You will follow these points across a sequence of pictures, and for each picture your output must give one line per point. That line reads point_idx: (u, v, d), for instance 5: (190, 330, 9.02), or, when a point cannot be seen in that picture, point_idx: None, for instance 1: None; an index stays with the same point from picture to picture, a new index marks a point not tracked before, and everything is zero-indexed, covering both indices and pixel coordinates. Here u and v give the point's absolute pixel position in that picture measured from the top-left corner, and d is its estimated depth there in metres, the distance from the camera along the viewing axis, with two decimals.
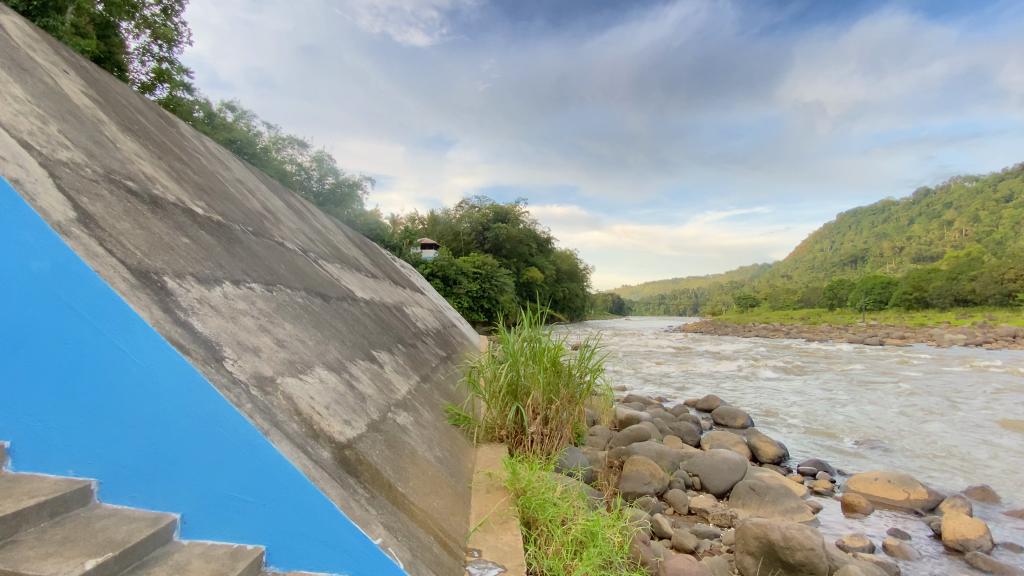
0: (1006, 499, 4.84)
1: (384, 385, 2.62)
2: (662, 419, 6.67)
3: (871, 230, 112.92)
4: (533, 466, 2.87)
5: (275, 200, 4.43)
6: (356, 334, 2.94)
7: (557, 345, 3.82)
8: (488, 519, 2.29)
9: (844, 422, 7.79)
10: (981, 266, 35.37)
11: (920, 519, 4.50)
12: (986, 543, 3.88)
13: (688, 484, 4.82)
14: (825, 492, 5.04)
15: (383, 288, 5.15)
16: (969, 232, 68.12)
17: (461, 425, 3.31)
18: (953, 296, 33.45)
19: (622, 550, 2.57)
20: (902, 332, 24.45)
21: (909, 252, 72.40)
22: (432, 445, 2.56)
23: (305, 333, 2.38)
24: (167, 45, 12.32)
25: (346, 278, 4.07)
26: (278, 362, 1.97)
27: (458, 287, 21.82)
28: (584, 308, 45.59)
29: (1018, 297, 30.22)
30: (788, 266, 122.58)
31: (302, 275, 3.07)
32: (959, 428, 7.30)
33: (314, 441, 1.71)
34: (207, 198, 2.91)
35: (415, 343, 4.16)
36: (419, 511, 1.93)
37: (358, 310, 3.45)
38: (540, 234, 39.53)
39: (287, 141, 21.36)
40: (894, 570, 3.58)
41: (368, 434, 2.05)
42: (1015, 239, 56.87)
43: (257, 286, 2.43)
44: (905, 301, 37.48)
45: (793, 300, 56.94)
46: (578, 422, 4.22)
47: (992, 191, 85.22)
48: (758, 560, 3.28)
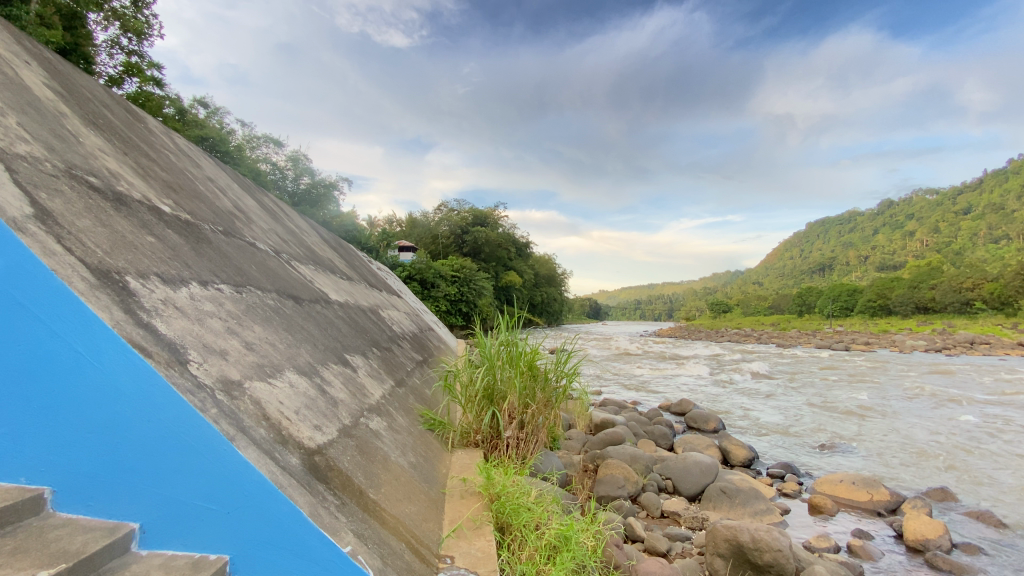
0: (962, 499, 5.06)
1: (357, 389, 2.58)
2: (637, 424, 6.73)
3: (839, 240, 116.92)
4: (508, 471, 2.86)
5: (247, 199, 4.33)
6: (329, 338, 2.88)
7: (533, 349, 3.82)
8: (461, 525, 2.26)
9: (812, 425, 7.99)
10: (940, 275, 36.86)
11: (883, 519, 4.65)
12: (944, 543, 4.02)
13: (661, 488, 4.87)
14: (793, 494, 5.16)
15: (359, 291, 5.10)
16: (930, 243, 70.93)
17: (436, 430, 3.27)
18: (914, 304, 34.78)
19: (596, 555, 2.57)
20: (867, 337, 25.33)
21: (873, 261, 75.13)
22: (405, 450, 2.52)
23: (275, 336, 2.32)
24: (137, 38, 11.96)
25: (320, 280, 4.00)
26: (246, 365, 1.91)
27: (436, 290, 21.71)
28: (561, 313, 45.83)
29: (975, 305, 31.43)
30: (759, 273, 125.83)
31: (274, 276, 3.01)
32: (920, 431, 7.57)
33: (282, 447, 1.67)
34: (175, 196, 2.82)
35: (390, 346, 4.11)
36: (391, 518, 1.90)
37: (332, 313, 3.38)
38: (518, 239, 39.64)
39: (261, 140, 20.91)
40: (857, 570, 3.68)
41: (339, 439, 2.01)
42: (971, 250, 59.42)
43: (226, 287, 2.36)
44: (869, 308, 38.85)
45: (764, 307, 58.36)
46: (553, 427, 4.21)
47: (951, 203, 89.03)
48: (728, 561, 3.34)
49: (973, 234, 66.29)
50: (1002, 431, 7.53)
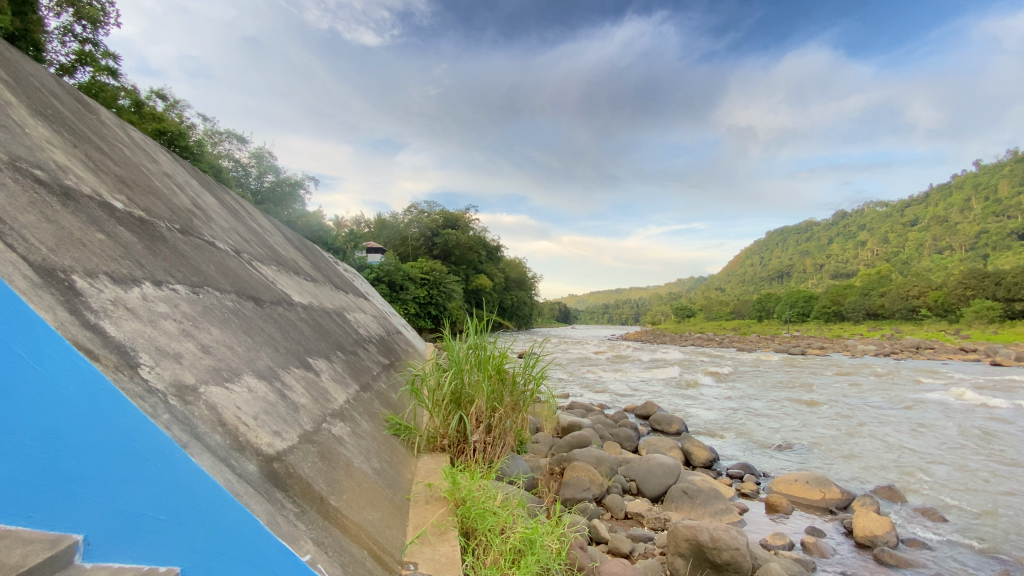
0: (906, 496, 5.33)
1: (320, 394, 2.53)
2: (603, 426, 6.82)
3: (797, 248, 121.77)
4: (474, 475, 2.84)
5: (206, 196, 4.18)
6: (290, 341, 2.81)
7: (501, 353, 3.83)
8: (425, 531, 2.23)
9: (770, 426, 8.28)
10: (889, 283, 38.86)
11: (834, 517, 4.85)
12: (891, 539, 4.22)
13: (625, 489, 4.95)
14: (751, 493, 5.34)
15: (324, 293, 5.00)
16: (880, 253, 74.67)
17: (402, 435, 3.20)
18: (866, 310, 36.54)
19: (560, 557, 2.59)
20: (822, 342, 26.45)
21: (828, 270, 78.63)
22: (369, 456, 2.47)
23: (234, 338, 2.25)
24: (92, 26, 11.39)
25: (283, 282, 3.89)
26: (201, 369, 1.84)
27: (405, 293, 21.50)
28: (531, 316, 46.08)
29: (921, 312, 33.23)
30: (722, 279, 129.77)
31: (233, 277, 2.90)
32: (869, 431, 7.95)
33: (238, 454, 1.62)
34: (128, 192, 2.70)
35: (356, 350, 4.04)
36: (353, 525, 1.86)
37: (295, 315, 3.30)
38: (489, 242, 39.66)
39: (224, 135, 20.23)
40: (810, 566, 3.83)
41: (300, 445, 1.95)
42: (918, 260, 62.91)
43: (181, 287, 2.27)
44: (824, 314, 40.65)
45: (726, 311, 60.24)
46: (520, 430, 4.22)
47: (900, 215, 94.06)
48: (688, 561, 3.42)
49: (918, 245, 70.34)
50: (943, 431, 7.98)
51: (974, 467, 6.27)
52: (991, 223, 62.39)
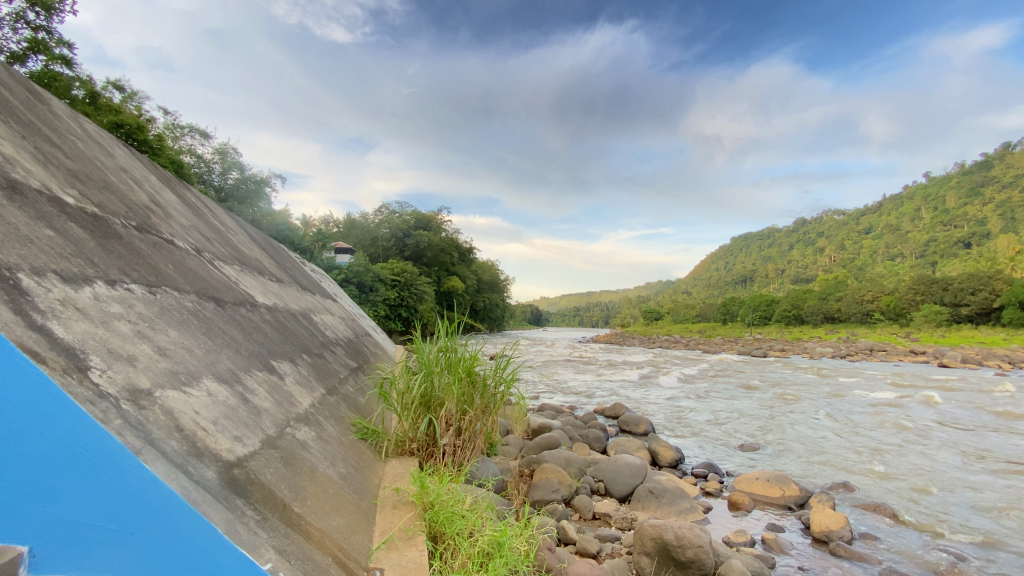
0: (859, 492, 5.58)
1: (284, 398, 2.46)
2: (572, 427, 6.87)
3: (760, 253, 125.91)
4: (443, 478, 2.82)
5: (165, 192, 4.01)
6: (254, 343, 2.73)
7: (472, 355, 3.82)
8: (393, 536, 2.20)
9: (733, 426, 8.51)
10: (845, 288, 40.64)
11: (793, 513, 5.02)
12: (845, 533, 4.41)
13: (594, 490, 5.00)
14: (714, 492, 5.49)
15: (289, 294, 4.87)
16: (837, 260, 77.93)
17: (369, 439, 3.14)
18: (824, 314, 38.16)
19: (529, 559, 2.60)
20: (782, 344, 27.43)
21: (789, 275, 81.62)
22: (335, 461, 2.42)
23: (193, 341, 2.17)
24: (45, 13, 10.84)
25: (246, 282, 3.77)
26: (157, 373, 1.77)
27: (374, 295, 21.19)
28: (503, 318, 46.11)
29: (874, 316, 34.88)
30: (689, 283, 132.92)
31: (193, 277, 2.80)
32: (826, 430, 8.28)
33: (196, 460, 1.57)
34: (81, 186, 2.57)
35: (322, 352, 3.95)
36: (317, 532, 1.82)
37: (258, 317, 3.20)
38: (461, 243, 39.53)
39: (185, 130, 19.48)
40: (770, 562, 3.95)
41: (262, 451, 1.90)
42: (872, 267, 66.02)
43: (137, 287, 2.18)
44: (785, 317, 42.30)
45: (692, 314, 61.75)
46: (490, 433, 4.21)
47: (855, 224, 98.52)
48: (654, 560, 3.48)
49: (872, 252, 73.86)
50: (893, 429, 8.39)
51: (920, 463, 6.63)
52: (939, 232, 66.05)
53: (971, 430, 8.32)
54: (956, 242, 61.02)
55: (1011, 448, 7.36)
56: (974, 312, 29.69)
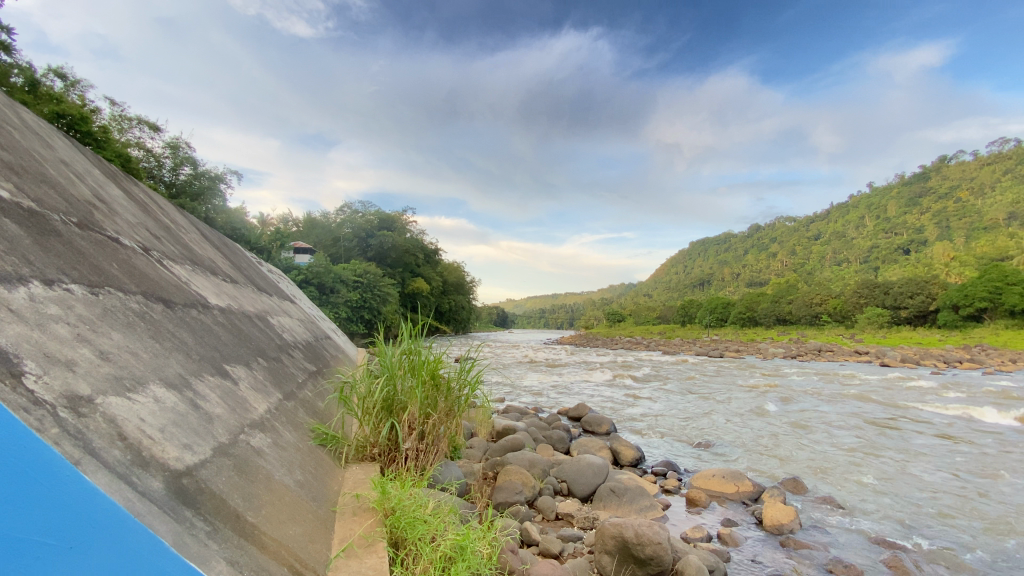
0: (807, 486, 5.86)
1: (237, 403, 2.36)
2: (536, 429, 6.91)
3: (717, 258, 130.45)
4: (405, 483, 2.78)
5: (110, 187, 3.79)
6: (205, 347, 2.61)
7: (436, 358, 3.79)
8: (352, 544, 2.15)
9: (692, 424, 8.78)
10: (795, 291, 42.68)
11: (746, 508, 5.23)
12: (794, 526, 4.61)
13: (557, 491, 5.05)
14: (673, 489, 5.64)
15: (245, 295, 4.69)
16: (789, 265, 81.67)
17: (329, 444, 3.05)
18: (776, 316, 39.98)
19: (491, 562, 2.60)
20: (737, 345, 28.50)
21: (744, 279, 84.91)
22: (292, 468, 2.35)
23: (139, 344, 2.06)
24: None
25: (198, 282, 3.61)
26: (99, 378, 1.67)
27: (336, 296, 20.73)
28: (468, 320, 45.90)
29: (822, 318, 36.78)
30: (650, 286, 136.04)
31: (139, 277, 2.65)
32: (778, 427, 8.65)
33: (141, 470, 1.49)
34: (16, 178, 2.40)
35: (279, 356, 3.81)
36: (271, 542, 1.76)
37: (210, 319, 3.06)
38: (426, 245, 39.18)
39: (134, 122, 18.45)
40: (725, 556, 4.09)
41: (213, 459, 1.82)
42: (820, 271, 69.54)
43: (77, 287, 2.04)
44: (740, 319, 44.06)
45: (653, 316, 63.41)
46: (454, 436, 4.18)
47: (805, 231, 103.62)
48: (614, 558, 3.54)
49: (820, 258, 77.92)
50: (840, 425, 8.84)
51: (862, 457, 7.02)
52: (880, 240, 70.25)
53: (909, 425, 8.88)
54: (897, 249, 66.03)
55: (943, 440, 7.90)
56: (913, 315, 31.72)
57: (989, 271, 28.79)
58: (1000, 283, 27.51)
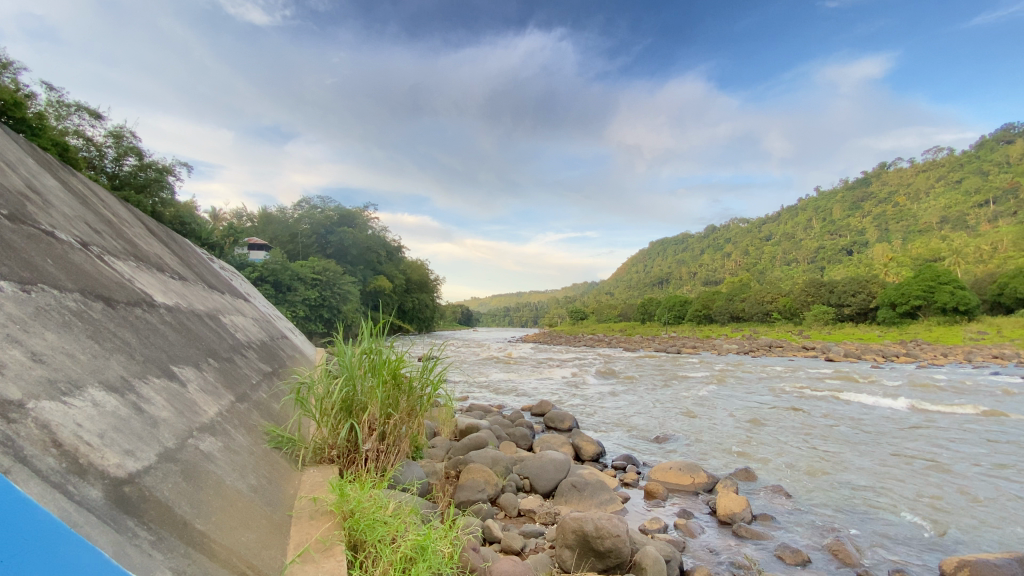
0: (758, 476, 6.12)
1: (185, 406, 2.26)
2: (499, 426, 6.92)
3: (676, 257, 134.29)
4: (365, 485, 2.74)
5: (45, 177, 3.53)
6: (151, 348, 2.48)
7: (397, 357, 3.74)
8: (309, 548, 2.10)
9: (651, 419, 9.02)
10: (748, 289, 44.55)
11: (701, 499, 5.42)
12: (746, 515, 4.81)
13: (519, 487, 5.08)
14: (632, 483, 5.78)
15: (194, 293, 4.47)
16: (742, 265, 85.07)
17: (284, 447, 2.95)
18: (730, 313, 41.64)
19: (452, 561, 2.59)
20: (693, 342, 29.46)
21: (701, 278, 87.80)
22: (244, 472, 2.26)
23: (76, 345, 1.93)
24: None
25: (143, 280, 3.42)
26: (30, 381, 1.56)
27: (293, 294, 20.12)
28: (432, 319, 45.46)
29: (772, 316, 38.59)
30: (611, 285, 138.64)
31: (77, 274, 2.49)
32: (732, 420, 9.00)
33: (78, 479, 1.41)
34: None
35: (231, 357, 3.65)
36: (222, 549, 1.69)
37: (156, 318, 2.91)
38: (388, 242, 38.53)
39: (72, 109, 17.22)
40: (680, 545, 4.24)
41: (158, 465, 1.74)
42: (771, 271, 72.82)
43: (6, 285, 1.90)
44: (696, 316, 45.63)
45: (614, 314, 64.82)
46: (416, 435, 4.14)
47: (757, 233, 108.24)
48: (575, 551, 3.60)
49: (770, 257, 81.58)
50: (788, 417, 9.28)
51: (808, 447, 7.40)
52: (826, 242, 74.14)
53: (851, 417, 9.41)
54: (840, 250, 70.07)
55: (881, 430, 8.44)
56: (855, 312, 33.68)
57: (923, 271, 30.89)
58: (933, 282, 29.56)
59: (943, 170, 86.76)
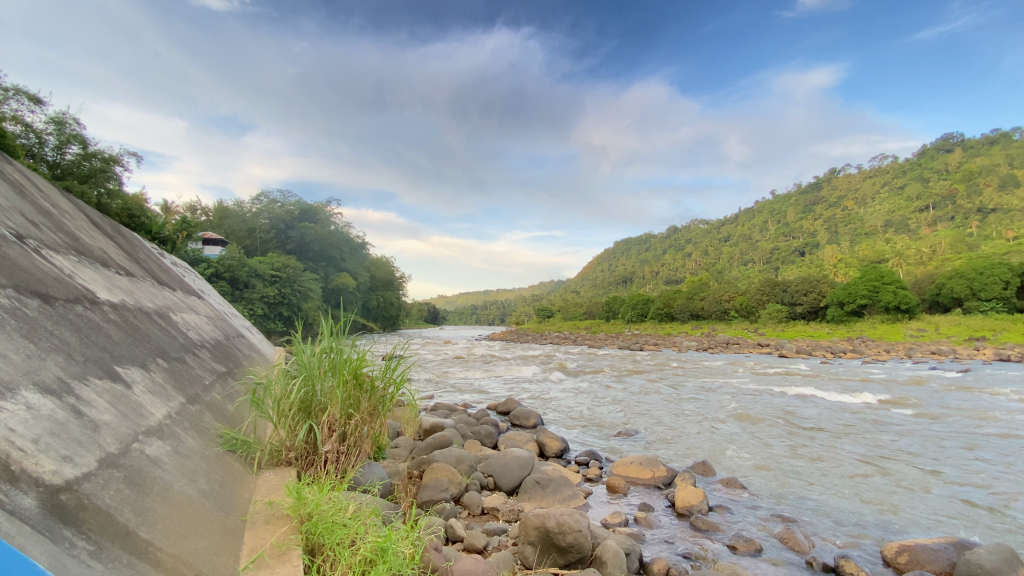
0: (715, 469, 6.34)
1: (131, 409, 2.15)
2: (464, 425, 6.90)
3: (639, 256, 137.23)
4: (323, 487, 2.68)
5: None
6: (92, 347, 2.34)
7: (359, 356, 3.68)
8: (263, 554, 2.03)
9: (614, 414, 9.18)
10: (708, 288, 46.06)
11: (661, 492, 5.57)
12: (703, 506, 4.97)
13: (483, 485, 5.08)
14: (594, 478, 5.89)
15: (142, 290, 4.26)
16: (702, 264, 87.78)
17: (238, 450, 2.84)
18: (690, 311, 42.95)
19: (414, 562, 2.56)
20: (655, 339, 30.27)
21: (664, 276, 90.10)
22: (195, 477, 2.17)
23: (6, 344, 1.80)
24: None
25: (85, 275, 3.23)
26: None
27: (251, 292, 19.46)
28: (398, 317, 44.92)
29: (730, 314, 40.04)
30: (576, 284, 140.43)
31: (9, 268, 2.32)
32: (691, 414, 9.28)
33: (7, 488, 1.32)
34: None
35: (182, 357, 3.50)
36: (169, 558, 1.62)
37: (99, 316, 2.75)
38: (352, 238, 37.76)
39: (8, 92, 16.06)
40: (640, 539, 4.34)
41: (99, 471, 1.65)
42: (729, 270, 75.49)
43: None
44: (659, 314, 46.83)
45: (579, 312, 65.81)
46: (378, 435, 4.08)
47: (717, 234, 111.93)
48: (537, 548, 3.64)
49: (728, 258, 84.50)
50: (744, 411, 9.63)
51: (762, 439, 7.71)
52: (781, 244, 77.42)
53: (802, 410, 9.86)
54: (793, 252, 73.36)
55: (828, 422, 8.90)
56: (807, 310, 35.31)
57: (869, 271, 32.63)
58: (878, 282, 31.30)
59: (887, 176, 92.04)
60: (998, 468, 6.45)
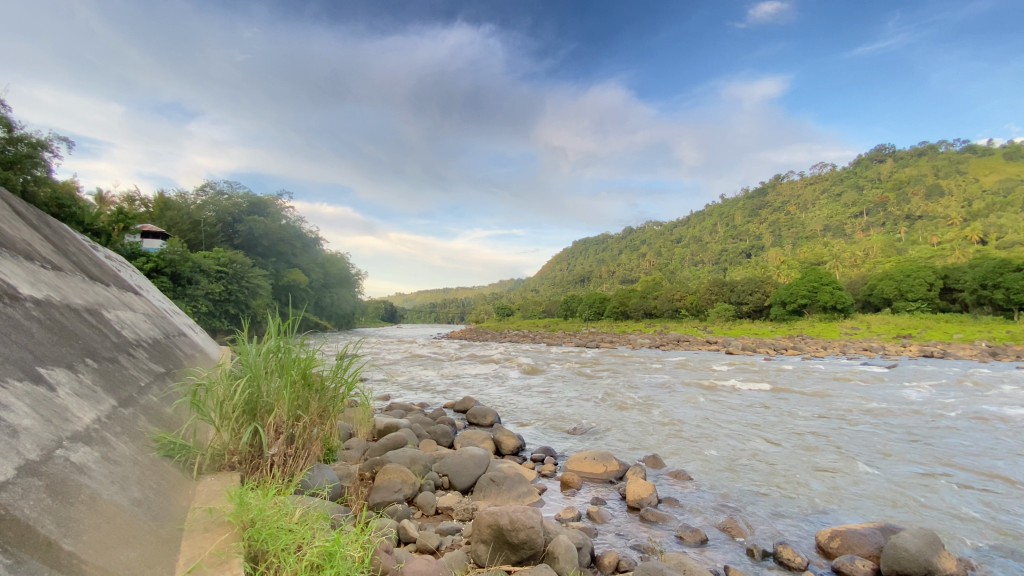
0: (665, 463, 6.55)
1: (54, 413, 2.00)
2: (419, 425, 6.82)
3: (597, 256, 139.96)
4: (268, 492, 2.59)
5: None
6: (11, 347, 2.16)
7: (308, 355, 3.58)
8: (202, 564, 1.94)
9: (570, 411, 9.32)
10: (660, 287, 47.58)
11: (613, 486, 5.71)
12: (652, 499, 5.13)
13: (437, 485, 5.04)
14: (549, 474, 5.97)
15: (71, 284, 3.97)
16: (656, 264, 90.55)
17: (176, 455, 2.69)
18: (644, 310, 44.27)
19: (363, 564, 2.52)
20: (611, 337, 30.97)
21: (619, 276, 92.32)
22: (127, 485, 2.05)
23: None
24: None
25: (3, 268, 2.97)
26: None
27: (194, 288, 18.52)
28: (353, 315, 43.93)
29: (681, 312, 41.52)
30: (534, 283, 141.64)
31: None
32: (644, 410, 9.54)
33: None
34: None
35: (116, 358, 3.28)
36: (97, 570, 1.53)
37: (21, 313, 2.55)
38: (305, 233, 36.58)
39: None
40: (592, 533, 4.44)
41: (17, 481, 1.53)
42: (681, 270, 78.23)
43: None
44: (614, 313, 47.96)
45: (538, 310, 66.53)
46: (327, 437, 3.97)
47: (670, 235, 115.75)
48: (490, 546, 3.65)
49: (681, 257, 87.49)
50: (694, 405, 10.00)
51: (709, 432, 8.04)
52: (729, 246, 80.92)
53: (747, 403, 10.35)
54: (741, 253, 76.84)
55: (770, 414, 9.41)
56: (752, 309, 37.12)
57: (809, 273, 34.56)
58: (816, 283, 33.25)
59: (826, 182, 97.87)
60: (918, 455, 6.99)
